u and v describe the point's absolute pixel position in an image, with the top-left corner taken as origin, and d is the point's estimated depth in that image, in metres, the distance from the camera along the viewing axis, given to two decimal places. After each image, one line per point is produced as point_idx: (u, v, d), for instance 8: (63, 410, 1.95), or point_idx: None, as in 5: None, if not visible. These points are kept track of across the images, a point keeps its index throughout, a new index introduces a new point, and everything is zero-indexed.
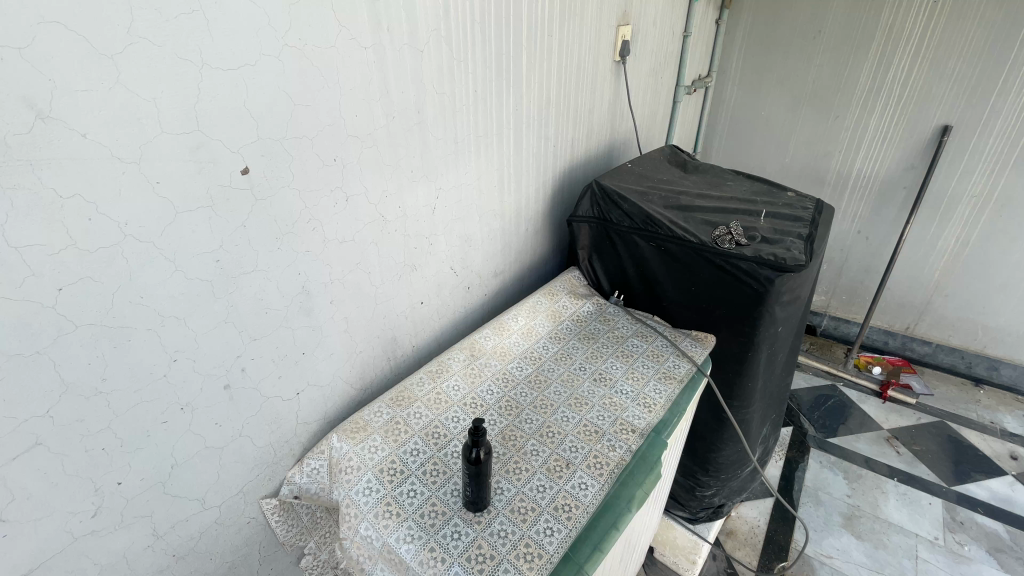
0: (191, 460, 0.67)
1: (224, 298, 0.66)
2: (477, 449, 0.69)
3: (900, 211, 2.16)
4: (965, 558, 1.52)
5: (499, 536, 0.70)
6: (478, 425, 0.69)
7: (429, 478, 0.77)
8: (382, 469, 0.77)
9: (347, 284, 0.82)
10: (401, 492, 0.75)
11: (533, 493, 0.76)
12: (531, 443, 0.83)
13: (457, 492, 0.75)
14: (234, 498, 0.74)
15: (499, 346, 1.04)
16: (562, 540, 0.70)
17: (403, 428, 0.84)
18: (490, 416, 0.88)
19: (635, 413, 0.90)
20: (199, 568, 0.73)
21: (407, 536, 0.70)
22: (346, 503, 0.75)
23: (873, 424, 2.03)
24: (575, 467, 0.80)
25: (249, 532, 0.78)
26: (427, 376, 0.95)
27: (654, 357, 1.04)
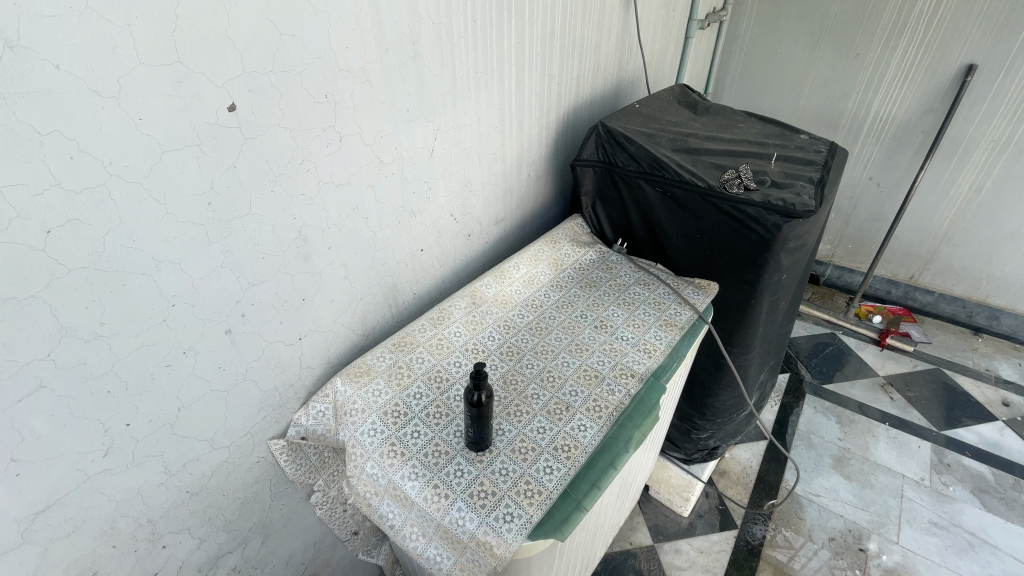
0: (198, 403, 0.68)
1: (220, 242, 0.64)
2: (480, 391, 0.69)
3: (914, 156, 2.09)
4: (949, 498, 1.58)
5: (501, 474, 0.72)
6: (480, 369, 0.69)
7: (433, 420, 0.78)
8: (386, 412, 0.79)
9: (344, 229, 0.80)
10: (405, 434, 0.77)
11: (533, 434, 0.77)
12: (532, 387, 0.84)
13: (459, 433, 0.77)
14: (243, 439, 0.76)
15: (501, 294, 1.03)
16: (561, 478, 0.72)
17: (406, 372, 0.85)
18: (493, 362, 0.88)
19: (635, 359, 0.91)
20: (212, 504, 0.75)
21: (412, 473, 0.72)
22: (352, 443, 0.77)
23: (869, 372, 2.07)
24: (575, 410, 0.81)
25: (259, 470, 0.81)
26: (429, 322, 0.95)
27: (656, 305, 1.04)
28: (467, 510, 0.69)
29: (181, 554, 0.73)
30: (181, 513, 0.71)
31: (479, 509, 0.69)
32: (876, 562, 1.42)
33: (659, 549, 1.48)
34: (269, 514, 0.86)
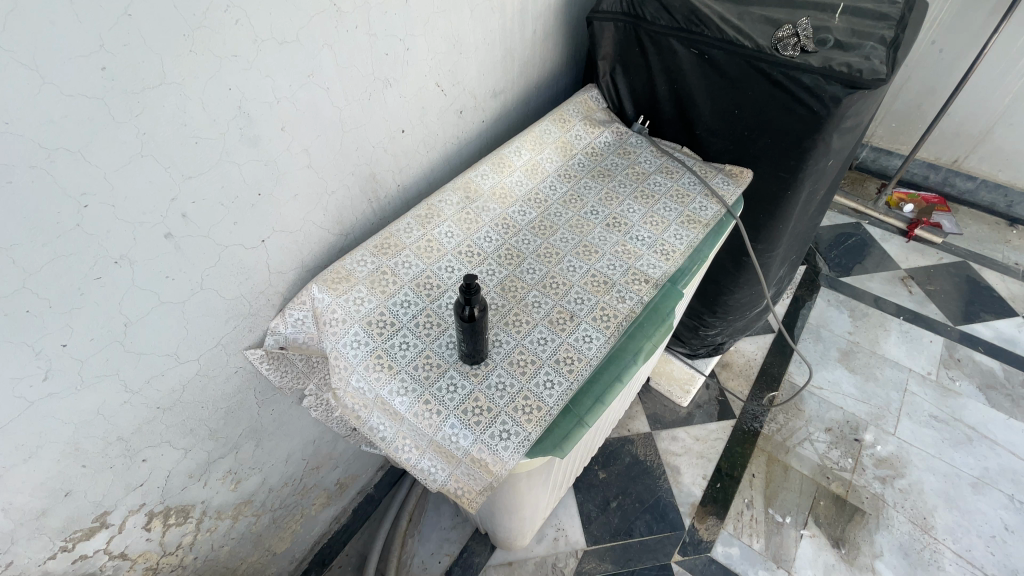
0: (149, 317, 0.59)
1: (133, 124, 0.50)
2: (470, 309, 0.59)
3: (992, 14, 1.74)
4: (953, 393, 1.58)
5: (496, 389, 0.65)
6: (474, 284, 0.58)
7: (422, 330, 0.70)
8: (370, 322, 0.70)
9: (299, 104, 0.64)
10: (392, 346, 0.68)
11: (532, 347, 0.69)
12: (533, 295, 0.74)
13: (452, 345, 0.69)
14: (212, 351, 0.69)
15: (498, 186, 0.88)
16: (563, 393, 0.65)
17: (391, 278, 0.74)
18: (488, 268, 0.77)
19: (650, 261, 0.79)
20: (192, 416, 0.70)
21: (401, 388, 0.65)
22: (334, 356, 0.69)
23: (890, 264, 1.96)
24: (580, 319, 0.72)
25: (239, 381, 0.75)
26: (415, 221, 0.81)
27: (679, 197, 0.89)
28: (461, 427, 0.63)
29: (166, 465, 0.70)
30: (157, 427, 0.66)
31: (473, 427, 0.63)
32: (869, 451, 1.46)
33: (656, 436, 1.52)
34: (259, 420, 0.83)
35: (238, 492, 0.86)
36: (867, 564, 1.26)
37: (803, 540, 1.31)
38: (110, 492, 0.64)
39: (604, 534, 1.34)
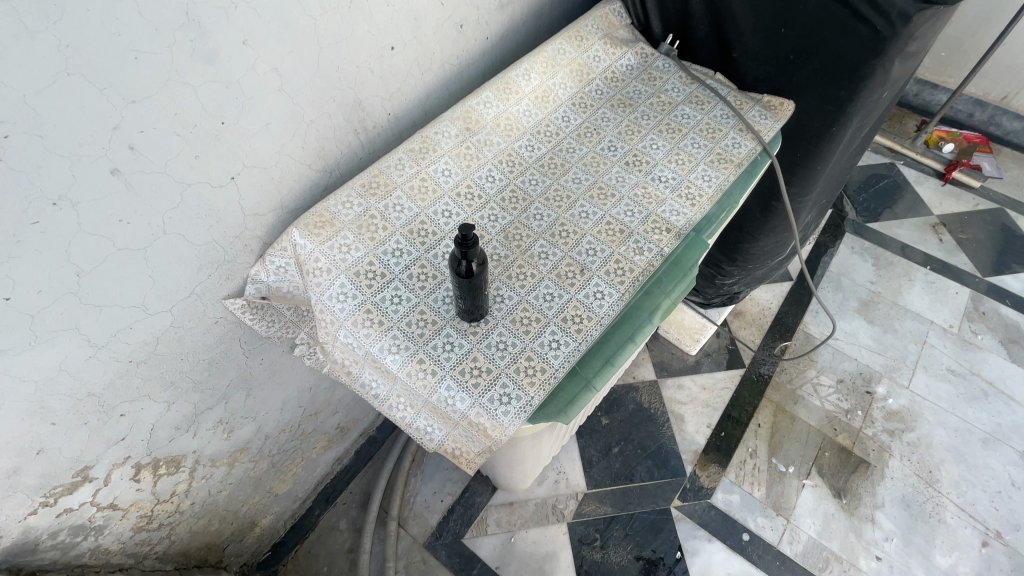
0: (105, 265, 0.52)
1: (51, 33, 0.41)
2: (466, 264, 0.52)
3: None
4: (974, 347, 1.52)
5: (497, 349, 0.59)
6: (473, 237, 0.51)
7: (416, 282, 0.63)
8: (358, 273, 0.63)
9: (263, 11, 0.53)
10: (383, 300, 0.62)
11: (537, 304, 0.62)
12: (539, 244, 0.66)
13: (449, 300, 0.62)
14: (186, 301, 0.63)
15: (503, 116, 0.77)
16: (570, 354, 0.59)
17: (380, 222, 0.66)
18: (490, 212, 0.69)
19: (673, 206, 0.70)
20: (171, 369, 0.66)
21: (392, 346, 0.59)
22: (319, 309, 0.62)
23: (922, 210, 1.84)
24: (592, 273, 0.64)
25: (220, 332, 0.69)
26: (408, 156, 0.71)
27: (709, 132, 0.78)
28: (458, 389, 0.57)
29: (148, 418, 0.66)
30: (132, 382, 0.61)
31: (471, 390, 0.57)
32: (880, 404, 1.43)
33: (661, 384, 1.49)
34: (248, 370, 0.78)
35: (231, 441, 0.84)
36: (867, 514, 1.27)
37: (805, 489, 1.31)
38: (89, 447, 0.61)
39: (604, 478, 1.35)
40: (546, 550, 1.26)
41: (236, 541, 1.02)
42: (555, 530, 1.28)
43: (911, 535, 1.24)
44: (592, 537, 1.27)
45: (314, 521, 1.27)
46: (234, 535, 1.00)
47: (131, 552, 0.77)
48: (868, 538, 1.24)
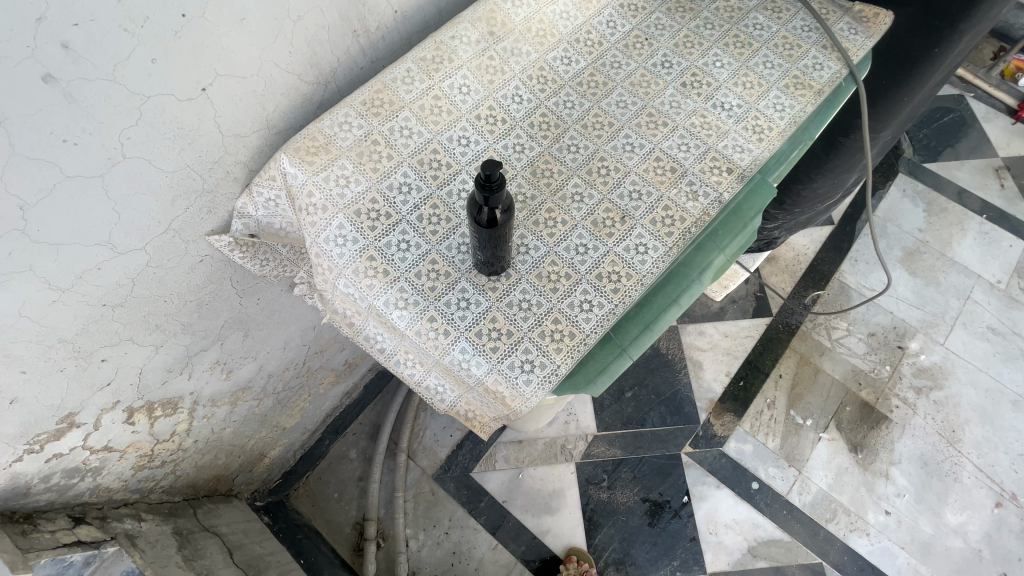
0: (55, 197, 0.44)
1: None
2: (487, 212, 0.43)
3: None
4: (1020, 305, 1.42)
5: (519, 309, 0.51)
6: (502, 180, 0.41)
7: (428, 225, 0.54)
8: (358, 212, 0.53)
9: None
10: (388, 245, 0.53)
11: (568, 256, 0.53)
12: (573, 185, 0.56)
13: (465, 248, 0.53)
14: (162, 238, 0.54)
15: (534, 19, 0.63)
16: (604, 318, 0.51)
17: (385, 150, 0.55)
18: (515, 141, 0.58)
19: (736, 141, 0.58)
20: (154, 311, 0.59)
21: (399, 300, 0.51)
22: (314, 253, 0.54)
23: (986, 150, 1.65)
24: (634, 221, 0.54)
25: (207, 271, 0.62)
26: (418, 68, 0.58)
27: (786, 48, 0.63)
28: (474, 352, 0.50)
29: (135, 362, 0.61)
30: (109, 327, 0.55)
31: (489, 354, 0.50)
32: (910, 360, 1.36)
33: (681, 330, 1.42)
34: (243, 310, 0.72)
35: (231, 380, 0.80)
36: (881, 469, 1.25)
37: (820, 443, 1.28)
38: (70, 394, 0.56)
39: (615, 422, 1.32)
40: (553, 487, 1.27)
41: (246, 472, 1.02)
42: (563, 469, 1.28)
43: (924, 492, 1.23)
44: (600, 478, 1.27)
45: (324, 450, 1.27)
46: (243, 466, 1.00)
47: (135, 487, 0.75)
48: (880, 492, 1.23)
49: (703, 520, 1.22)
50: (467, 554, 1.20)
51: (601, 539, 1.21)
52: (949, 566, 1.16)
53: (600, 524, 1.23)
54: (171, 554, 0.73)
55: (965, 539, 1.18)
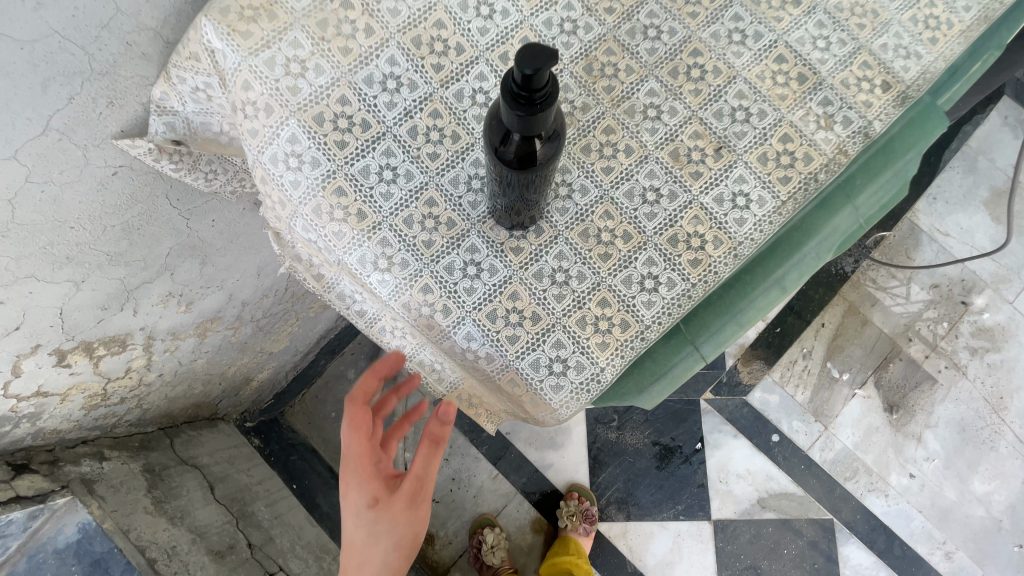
0: None
1: None
2: (516, 144, 0.28)
3: None
4: None
5: (552, 283, 0.36)
6: (552, 98, 0.24)
7: (426, 147, 0.37)
8: (319, 120, 0.36)
9: None
10: (366, 172, 0.36)
11: (629, 207, 0.37)
12: (648, 94, 0.37)
13: (479, 186, 0.37)
14: (40, 141, 0.38)
15: None
16: (671, 304, 0.36)
17: (361, 21, 0.36)
18: (565, 11, 0.37)
19: (899, 40, 0.38)
20: (60, 241, 0.44)
21: (380, 258, 0.36)
22: (260, 178, 0.37)
23: None
24: (734, 157, 0.37)
25: (125, 187, 0.46)
26: None
27: None
28: (486, 340, 0.36)
29: (49, 302, 0.47)
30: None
31: (506, 346, 0.36)
32: (972, 317, 1.20)
33: None
34: (195, 234, 0.57)
35: (193, 312, 0.67)
36: (914, 432, 1.16)
37: (854, 399, 1.17)
38: None
39: None
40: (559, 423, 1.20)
41: (230, 396, 0.94)
42: None
43: (955, 459, 1.15)
44: (610, 418, 1.19)
45: (320, 369, 1.18)
46: (226, 391, 0.91)
47: (93, 425, 0.67)
48: (908, 455, 1.15)
49: (714, 467, 1.16)
50: (467, 481, 1.17)
51: (605, 478, 1.17)
52: (964, 533, 1.12)
53: (605, 463, 1.18)
54: (139, 497, 0.65)
55: (988, 509, 1.12)
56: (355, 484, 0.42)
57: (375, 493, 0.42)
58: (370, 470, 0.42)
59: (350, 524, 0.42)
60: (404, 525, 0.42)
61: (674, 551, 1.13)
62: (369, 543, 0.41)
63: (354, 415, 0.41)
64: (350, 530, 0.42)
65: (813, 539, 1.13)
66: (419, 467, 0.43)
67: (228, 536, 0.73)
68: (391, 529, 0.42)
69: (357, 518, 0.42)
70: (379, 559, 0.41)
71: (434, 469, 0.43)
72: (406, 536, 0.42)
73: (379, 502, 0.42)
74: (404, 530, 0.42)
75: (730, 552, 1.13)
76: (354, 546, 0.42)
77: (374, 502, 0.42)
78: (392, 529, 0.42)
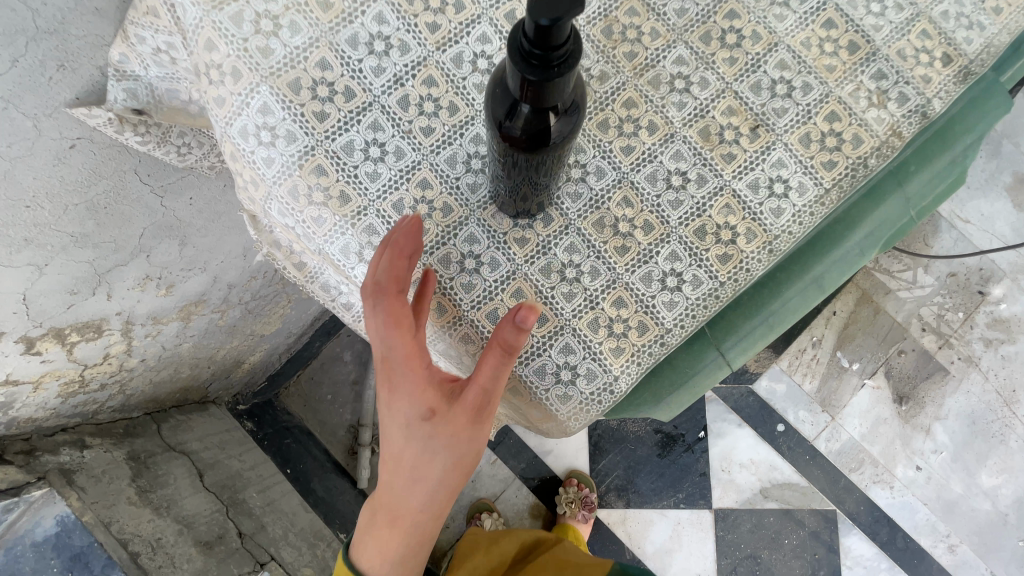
0: None
1: None
2: (525, 118, 0.23)
3: None
4: None
5: (566, 278, 0.34)
6: (573, 59, 0.20)
7: (419, 122, 0.33)
8: (295, 89, 0.31)
9: None
10: (350, 149, 0.32)
11: (651, 193, 0.34)
12: (677, 62, 0.34)
13: (479, 167, 0.33)
14: None
15: None
16: (692, 306, 0.34)
17: None
18: None
19: (960, 7, 0.33)
20: (13, 221, 0.40)
21: (366, 247, 0.33)
22: (229, 154, 0.33)
23: None
24: (773, 137, 0.34)
25: (86, 161, 0.42)
26: None
27: None
28: None
29: (8, 287, 0.43)
30: None
31: None
32: (988, 308, 1.15)
33: None
34: (171, 214, 0.53)
35: (174, 296, 0.63)
36: (923, 424, 1.13)
37: (863, 389, 1.14)
38: None
39: None
40: None
41: (221, 379, 0.91)
42: None
43: (963, 452, 1.12)
44: None
45: (315, 351, 1.14)
46: (216, 374, 0.88)
47: (71, 412, 0.64)
48: (916, 447, 1.12)
49: (717, 456, 1.14)
50: None
51: (605, 465, 1.15)
52: (970, 526, 1.10)
53: (606, 450, 1.16)
54: (121, 488, 0.62)
55: (994, 503, 1.11)
56: (404, 393, 0.33)
57: (431, 404, 0.33)
58: (421, 375, 0.33)
59: (397, 437, 0.33)
60: (465, 444, 0.33)
61: (674, 539, 1.12)
62: (422, 460, 0.33)
63: (390, 306, 0.31)
64: (396, 443, 0.34)
65: (814, 529, 1.11)
66: (484, 374, 0.32)
67: (217, 526, 0.70)
68: (449, 446, 0.33)
69: (405, 431, 0.33)
70: (434, 478, 0.34)
71: (505, 381, 0.32)
72: (468, 459, 0.34)
73: (436, 415, 0.33)
74: (464, 448, 0.34)
75: (730, 541, 1.12)
76: (402, 461, 0.34)
77: (429, 414, 0.33)
78: (451, 448, 0.33)
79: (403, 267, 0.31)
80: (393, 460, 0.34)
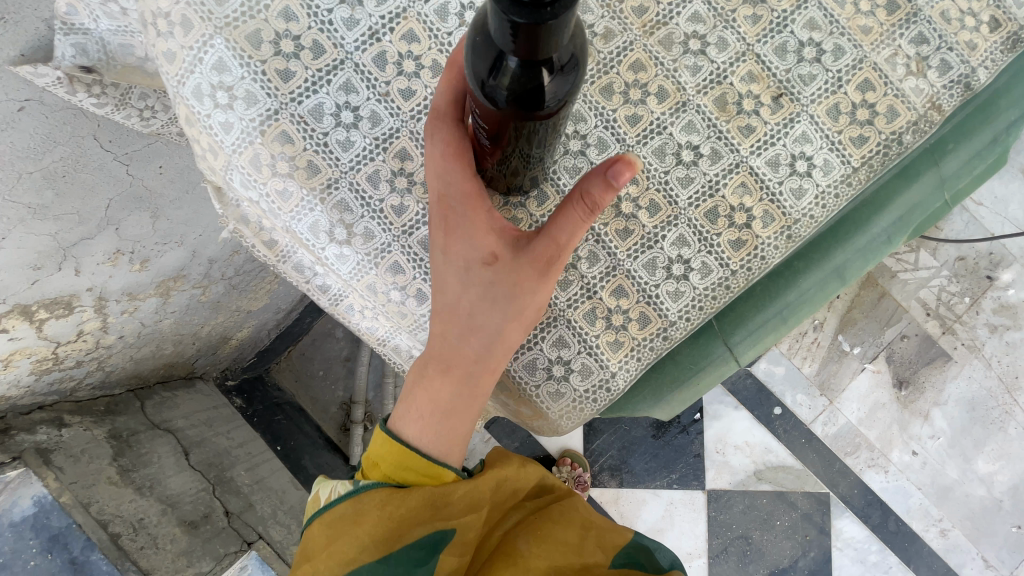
0: None
1: None
2: (512, 75, 0.20)
3: None
4: None
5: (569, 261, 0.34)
6: None
7: (386, 86, 0.34)
8: (253, 48, 0.32)
9: None
10: (317, 113, 0.34)
11: (659, 168, 0.34)
12: (687, 19, 0.33)
13: None
14: None
15: None
16: (696, 298, 0.34)
17: None
18: None
19: None
20: None
21: (339, 214, 0.35)
22: (186, 120, 0.33)
23: None
24: (799, 107, 0.33)
25: (34, 125, 0.39)
26: None
27: None
28: None
29: None
30: None
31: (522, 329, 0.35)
32: (994, 293, 1.12)
33: None
34: (136, 182, 0.50)
35: (150, 270, 0.59)
36: (921, 409, 1.12)
37: (863, 373, 1.12)
38: None
39: None
40: None
41: (207, 355, 0.88)
42: None
43: (960, 438, 1.11)
44: None
45: (306, 327, 1.12)
46: (201, 350, 0.85)
47: (49, 389, 0.61)
48: (913, 432, 1.12)
49: (711, 438, 1.13)
50: None
51: (599, 445, 1.14)
52: (963, 511, 1.10)
53: (600, 430, 1.15)
54: (103, 467, 0.60)
55: (988, 489, 1.11)
56: (462, 232, 0.32)
57: (493, 249, 0.32)
58: (482, 218, 0.32)
59: (455, 281, 0.34)
60: (525, 295, 0.32)
61: (666, 518, 1.12)
62: (479, 304, 0.33)
63: (450, 132, 0.30)
64: (454, 287, 0.34)
65: (807, 512, 1.11)
66: (552, 224, 0.30)
67: (203, 505, 0.69)
68: (510, 296, 0.33)
69: (463, 275, 0.33)
70: (491, 326, 0.34)
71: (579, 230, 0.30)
72: (524, 312, 0.33)
73: (497, 261, 0.32)
74: (525, 300, 0.33)
75: (722, 521, 1.11)
76: (460, 308, 0.34)
77: (490, 259, 0.32)
78: (511, 295, 0.33)
79: (460, 89, 0.30)
80: (449, 308, 0.34)
